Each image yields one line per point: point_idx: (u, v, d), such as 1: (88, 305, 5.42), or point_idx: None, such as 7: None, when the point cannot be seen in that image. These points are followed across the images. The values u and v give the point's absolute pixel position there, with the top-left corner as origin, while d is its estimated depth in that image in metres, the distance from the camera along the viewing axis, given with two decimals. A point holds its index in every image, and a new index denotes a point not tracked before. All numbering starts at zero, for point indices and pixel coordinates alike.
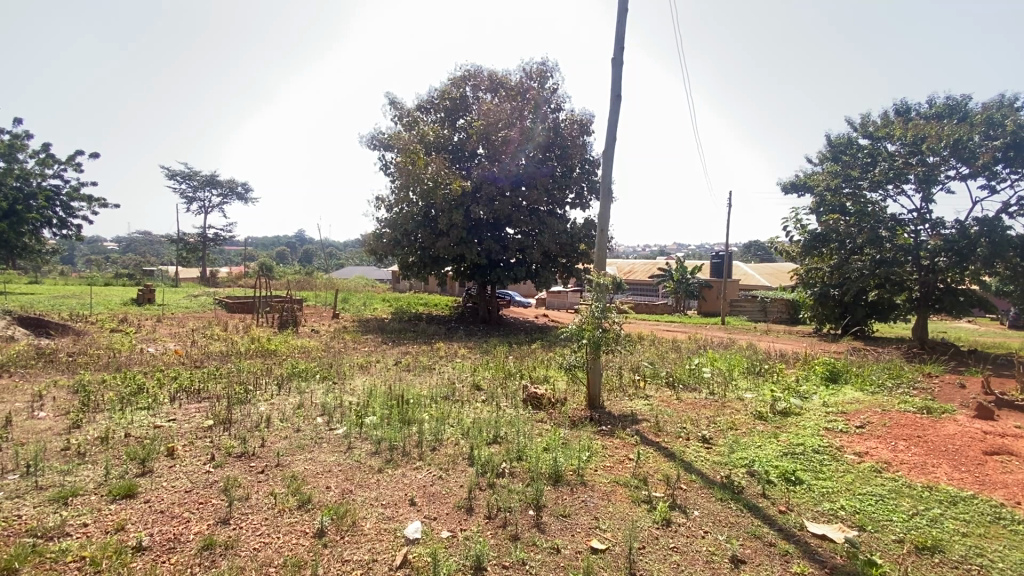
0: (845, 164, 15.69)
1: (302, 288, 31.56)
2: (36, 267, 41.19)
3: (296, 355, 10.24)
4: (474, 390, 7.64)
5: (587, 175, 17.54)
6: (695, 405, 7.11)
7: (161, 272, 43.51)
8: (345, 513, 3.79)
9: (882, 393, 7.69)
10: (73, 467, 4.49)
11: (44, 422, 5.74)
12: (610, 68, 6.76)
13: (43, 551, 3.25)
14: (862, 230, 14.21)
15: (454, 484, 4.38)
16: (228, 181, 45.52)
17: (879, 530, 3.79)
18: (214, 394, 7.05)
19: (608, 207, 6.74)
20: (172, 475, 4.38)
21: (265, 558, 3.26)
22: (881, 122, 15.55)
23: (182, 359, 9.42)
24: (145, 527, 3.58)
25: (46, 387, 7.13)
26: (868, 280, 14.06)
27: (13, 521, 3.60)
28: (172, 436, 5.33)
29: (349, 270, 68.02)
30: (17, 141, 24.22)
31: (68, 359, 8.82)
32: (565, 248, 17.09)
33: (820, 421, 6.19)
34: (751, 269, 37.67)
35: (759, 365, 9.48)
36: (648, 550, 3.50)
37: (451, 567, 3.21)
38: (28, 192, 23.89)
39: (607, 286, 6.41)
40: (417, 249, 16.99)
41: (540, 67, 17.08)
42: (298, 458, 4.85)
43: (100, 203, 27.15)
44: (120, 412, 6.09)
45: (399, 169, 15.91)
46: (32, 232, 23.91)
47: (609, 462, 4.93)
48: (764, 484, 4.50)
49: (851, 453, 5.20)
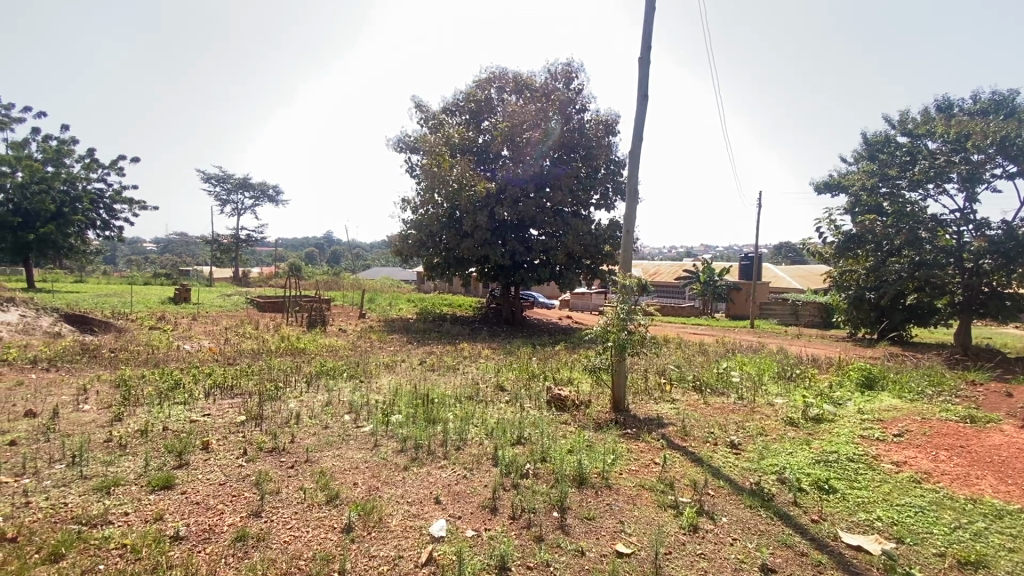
0: (882, 163, 15.24)
1: (331, 287, 32.37)
2: (81, 266, 43.12)
3: (325, 354, 10.41)
4: (498, 391, 7.68)
5: (613, 175, 17.45)
6: (724, 409, 6.99)
7: (196, 272, 45.12)
8: (372, 510, 3.86)
9: (922, 401, 7.40)
10: (115, 458, 4.69)
11: (88, 414, 6.00)
12: (638, 68, 6.70)
13: (88, 538, 3.40)
14: (900, 232, 13.67)
15: (479, 483, 4.40)
16: (261, 183, 46.91)
17: (918, 543, 3.65)
18: (246, 391, 7.25)
19: (636, 207, 6.66)
20: (207, 468, 4.53)
21: (296, 550, 3.34)
22: (921, 119, 15.06)
23: (217, 356, 9.73)
24: (182, 517, 3.71)
25: (91, 381, 7.48)
26: (906, 283, 13.41)
27: (59, 508, 3.77)
28: (207, 430, 5.51)
29: (376, 270, 69.49)
30: (63, 146, 25.51)
31: (110, 355, 9.22)
32: (589, 249, 16.92)
33: (856, 429, 5.99)
34: (780, 270, 36.97)
35: (791, 370, 9.21)
36: (674, 555, 3.45)
37: (475, 566, 3.22)
38: (75, 196, 25.12)
39: (632, 287, 6.35)
40: (442, 249, 17.16)
41: (566, 67, 17.05)
42: (327, 455, 4.95)
43: (141, 205, 28.37)
44: (159, 406, 6.36)
45: (425, 171, 16.28)
46: (77, 233, 25.20)
47: (635, 466, 4.88)
48: (796, 492, 4.38)
49: (888, 462, 5.01)
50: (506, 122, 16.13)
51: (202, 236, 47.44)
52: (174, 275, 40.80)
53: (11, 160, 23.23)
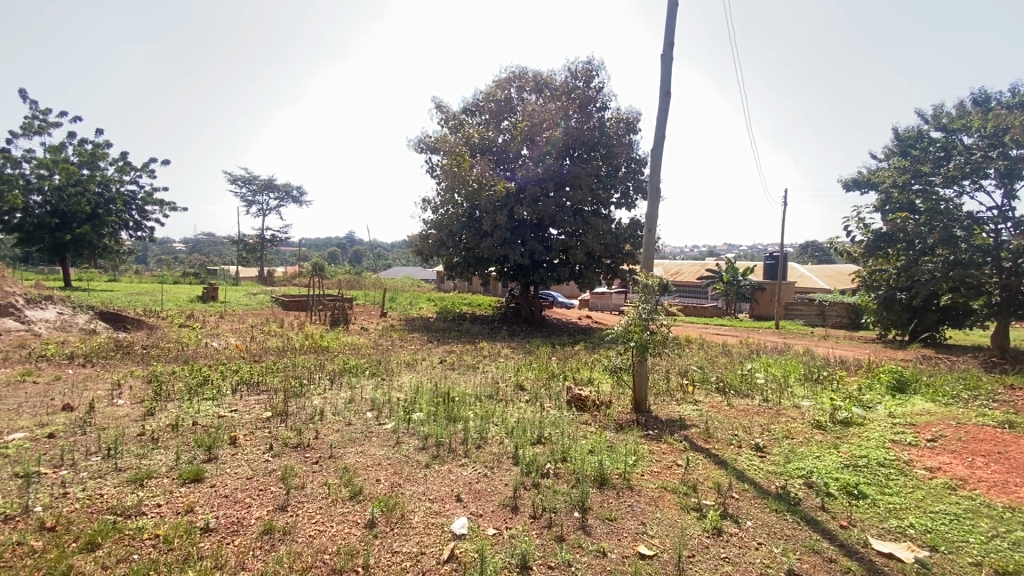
0: (914, 159, 14.79)
1: (354, 287, 32.79)
2: (115, 266, 44.58)
3: (347, 352, 10.57)
4: (518, 390, 7.68)
5: (633, 174, 17.33)
6: (748, 411, 6.86)
7: (223, 271, 46.25)
8: (394, 506, 3.90)
9: (957, 405, 7.13)
10: (148, 451, 4.85)
11: (122, 409, 6.21)
12: (661, 64, 6.62)
13: (122, 528, 3.52)
14: (934, 230, 13.26)
15: (499, 482, 4.41)
16: (286, 185, 47.85)
17: (953, 552, 3.53)
18: (272, 388, 7.42)
19: (657, 206, 6.57)
20: (235, 463, 4.65)
21: (321, 545, 3.40)
22: (956, 113, 14.57)
23: (244, 353, 9.96)
24: (212, 510, 3.82)
25: (125, 377, 7.74)
26: (940, 283, 12.95)
27: (95, 499, 3.91)
28: (235, 426, 5.64)
29: (396, 270, 69.66)
30: (98, 149, 26.42)
31: (143, 351, 9.54)
32: (609, 248, 16.81)
33: (887, 433, 5.81)
34: (806, 269, 36.13)
35: (818, 372, 8.99)
36: (697, 558, 3.40)
37: (497, 565, 3.23)
38: (109, 197, 25.98)
39: (654, 287, 6.28)
40: (461, 249, 17.24)
41: (586, 66, 16.94)
42: (350, 451, 5.02)
43: (171, 207, 29.20)
44: (189, 401, 6.55)
45: (445, 171, 16.39)
46: (111, 233, 26.07)
47: (657, 468, 4.83)
48: (824, 497, 4.28)
49: (921, 468, 4.85)
50: (525, 122, 16.11)
51: (229, 236, 48.59)
52: (202, 274, 41.82)
53: (51, 163, 24.15)
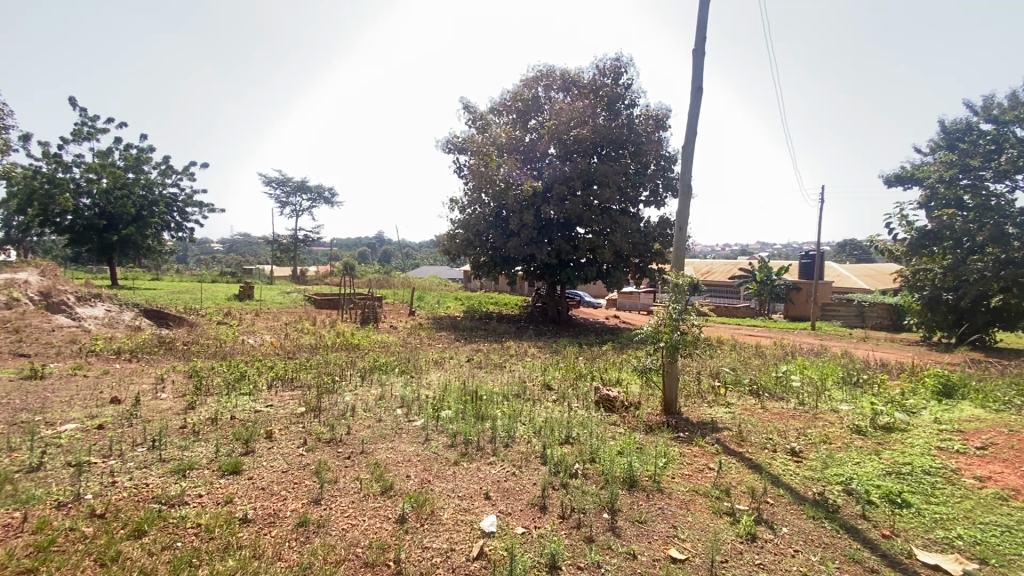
0: (962, 153, 14.18)
1: (383, 287, 33.33)
2: (158, 266, 46.50)
3: (376, 350, 10.76)
4: (545, 390, 7.65)
5: (663, 171, 17.06)
6: (783, 415, 6.65)
7: (259, 271, 47.69)
8: (425, 502, 3.95)
9: (1009, 412, 6.75)
10: (190, 443, 5.05)
11: (165, 402, 6.48)
12: (692, 59, 6.50)
13: (167, 516, 3.67)
14: (984, 227, 12.83)
15: (528, 482, 4.40)
16: (318, 186, 49.03)
17: (1005, 565, 3.34)
18: (305, 384, 7.62)
19: (689, 204, 6.44)
20: (271, 456, 4.79)
21: (353, 538, 3.47)
22: (1009, 104, 13.90)
23: (278, 350, 10.27)
24: (250, 501, 3.94)
25: (167, 371, 8.07)
26: (990, 284, 12.51)
27: (141, 488, 4.09)
28: (270, 420, 5.82)
29: (425, 270, 70.42)
30: (142, 154, 27.59)
31: (184, 347, 9.93)
32: (638, 247, 16.62)
33: (932, 440, 5.55)
34: (844, 269, 34.86)
35: (857, 375, 8.66)
36: (731, 564, 3.32)
37: (526, 564, 3.23)
38: (153, 200, 27.11)
39: (685, 287, 6.16)
40: (489, 248, 17.33)
41: (614, 63, 16.77)
42: (381, 447, 5.11)
43: (210, 208, 30.19)
44: (227, 396, 6.79)
45: (473, 172, 16.51)
46: (155, 234, 27.18)
47: (688, 471, 4.74)
48: (865, 505, 4.12)
49: (970, 477, 4.61)
50: (552, 120, 16.03)
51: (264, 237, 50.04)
52: (239, 273, 43.19)
53: (99, 168, 25.38)
